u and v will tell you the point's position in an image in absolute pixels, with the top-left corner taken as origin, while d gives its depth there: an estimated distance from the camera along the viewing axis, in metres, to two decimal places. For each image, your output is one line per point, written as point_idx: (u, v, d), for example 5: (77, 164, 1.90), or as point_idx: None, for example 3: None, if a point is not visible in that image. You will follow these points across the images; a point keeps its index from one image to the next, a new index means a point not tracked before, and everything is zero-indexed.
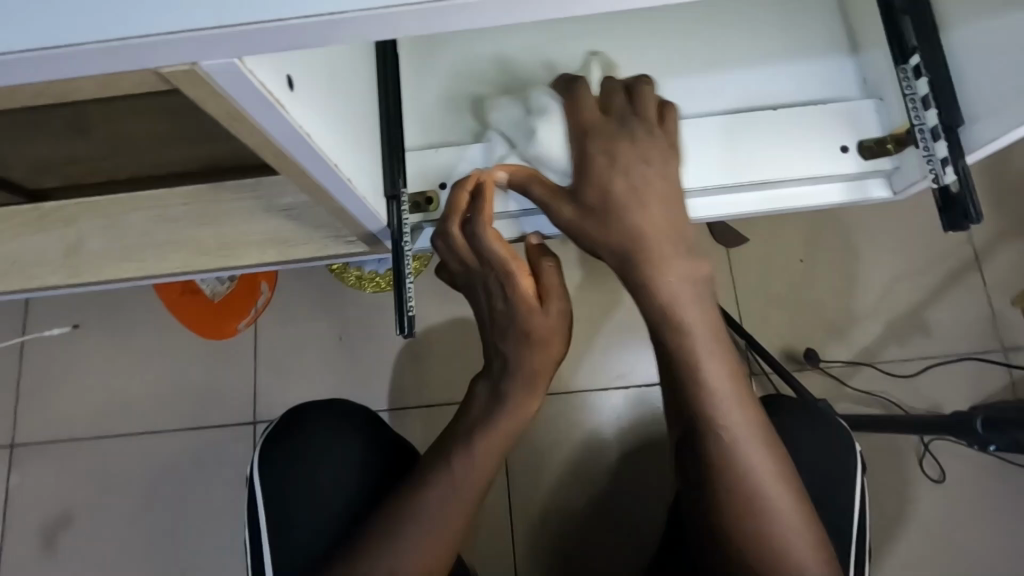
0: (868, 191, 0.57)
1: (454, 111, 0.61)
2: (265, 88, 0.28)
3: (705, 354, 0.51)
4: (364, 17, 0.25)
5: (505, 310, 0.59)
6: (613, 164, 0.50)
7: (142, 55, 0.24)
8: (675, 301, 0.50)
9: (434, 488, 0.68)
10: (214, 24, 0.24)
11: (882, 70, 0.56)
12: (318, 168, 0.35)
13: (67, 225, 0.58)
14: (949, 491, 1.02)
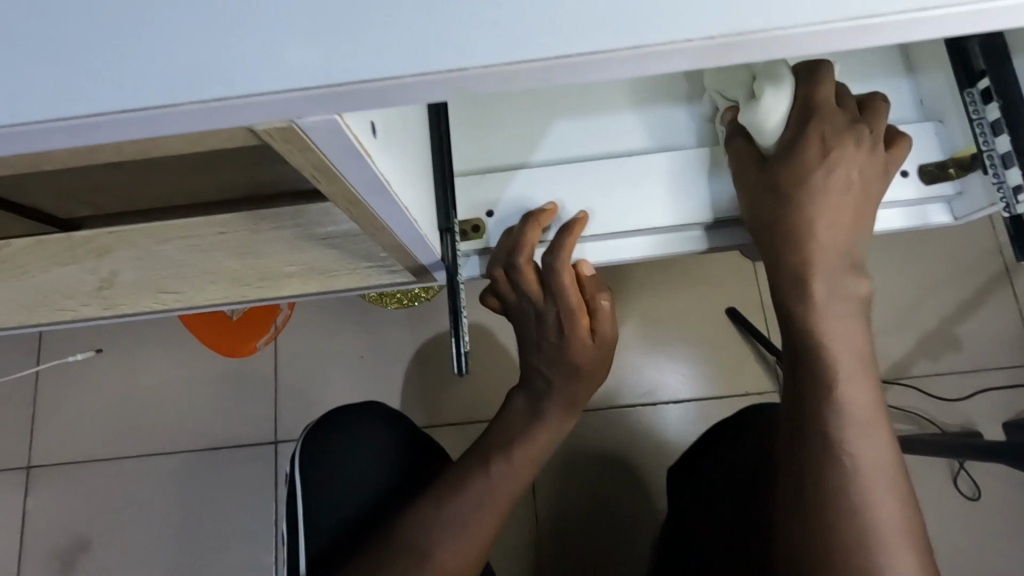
0: (927, 216, 0.55)
1: (500, 138, 0.60)
2: (357, 140, 0.27)
3: (843, 356, 0.48)
4: (476, 73, 0.23)
5: (560, 342, 0.62)
6: (832, 162, 0.47)
7: (240, 113, 0.24)
8: (825, 313, 0.48)
9: (470, 486, 0.67)
10: (319, 83, 0.23)
11: (941, 92, 0.54)
12: (391, 212, 0.34)
13: (100, 255, 0.56)
14: (986, 510, 1.00)
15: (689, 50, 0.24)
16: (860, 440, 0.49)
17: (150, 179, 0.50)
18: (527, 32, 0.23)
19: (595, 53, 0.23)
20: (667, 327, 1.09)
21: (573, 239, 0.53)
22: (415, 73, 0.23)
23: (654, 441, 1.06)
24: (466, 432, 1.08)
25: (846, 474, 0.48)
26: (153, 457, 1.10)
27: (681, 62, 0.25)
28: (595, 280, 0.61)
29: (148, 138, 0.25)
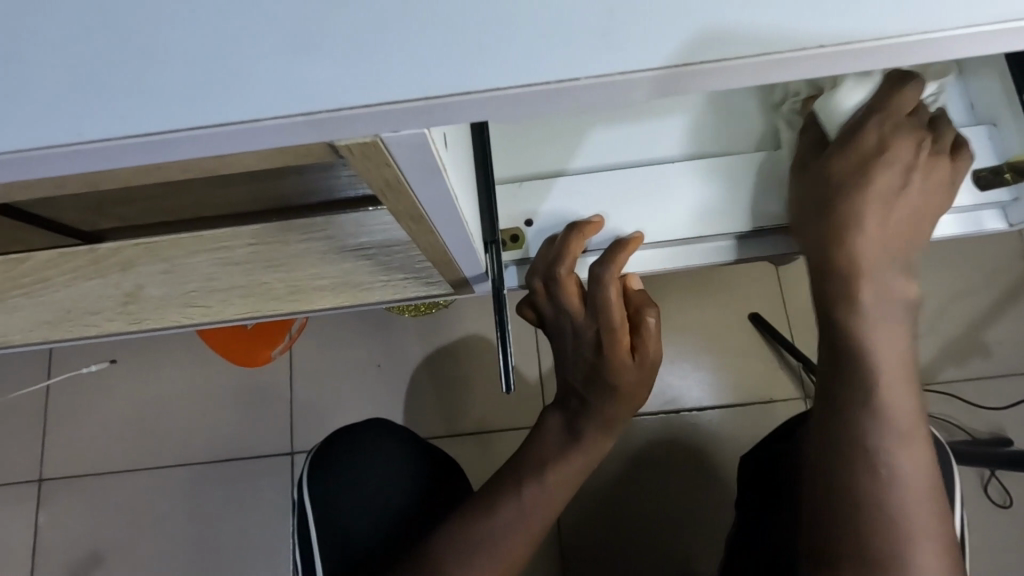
0: (982, 224, 0.53)
1: (538, 145, 0.58)
2: (438, 156, 0.26)
3: (883, 336, 0.47)
4: (590, 85, 0.22)
5: (598, 360, 0.60)
6: (890, 173, 0.43)
7: (324, 129, 0.22)
8: (872, 331, 0.47)
9: (501, 512, 0.66)
10: (417, 96, 0.22)
11: (995, 96, 0.52)
12: (451, 229, 0.33)
13: (126, 268, 0.55)
14: (1018, 517, 0.98)
15: (792, 58, 0.23)
16: (898, 452, 0.50)
17: (184, 192, 0.48)
18: (641, 42, 0.22)
19: (702, 63, 0.22)
20: (690, 334, 1.08)
21: (626, 257, 0.52)
22: (520, 84, 0.22)
23: (678, 450, 1.04)
24: (487, 442, 1.06)
25: (880, 484, 0.50)
26: (166, 469, 1.08)
27: (779, 73, 0.24)
28: (643, 295, 0.60)
29: (220, 156, 0.24)
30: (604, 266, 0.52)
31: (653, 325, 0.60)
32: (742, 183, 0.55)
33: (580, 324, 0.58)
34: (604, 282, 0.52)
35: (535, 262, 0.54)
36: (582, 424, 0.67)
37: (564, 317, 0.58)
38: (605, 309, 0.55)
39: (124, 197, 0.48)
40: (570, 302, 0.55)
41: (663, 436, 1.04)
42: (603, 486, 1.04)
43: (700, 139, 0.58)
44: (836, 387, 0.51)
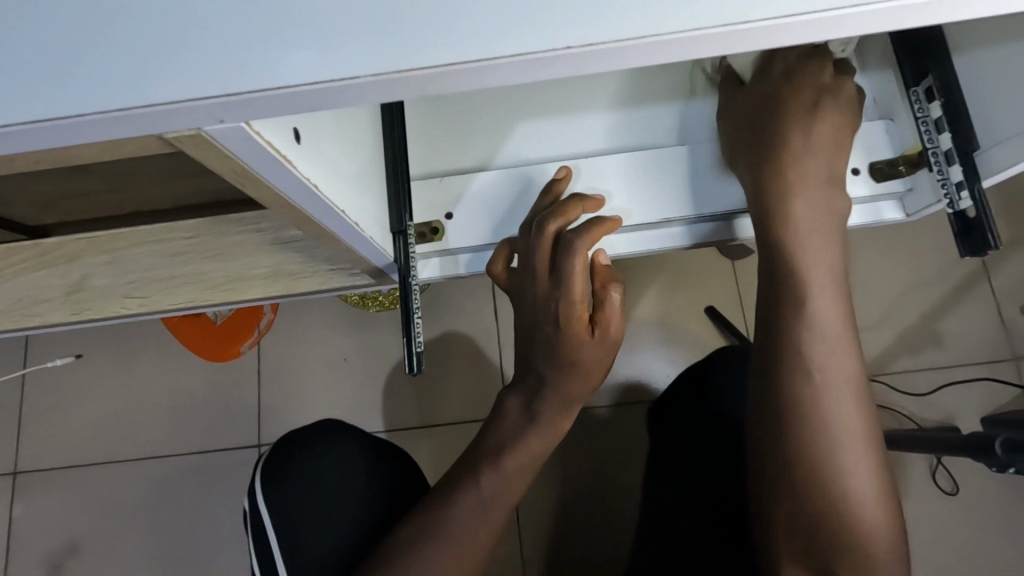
0: (880, 213, 0.56)
1: (462, 141, 0.63)
2: (272, 147, 0.29)
3: (818, 299, 0.50)
4: (372, 82, 0.26)
5: (556, 335, 0.57)
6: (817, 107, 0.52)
7: (147, 123, 0.26)
8: (811, 288, 0.50)
9: (459, 507, 0.66)
10: (220, 93, 0.25)
11: (892, 90, 0.55)
12: (325, 215, 0.36)
13: (70, 261, 0.56)
14: (964, 503, 1.00)
15: (547, 58, 0.27)
16: (850, 446, 0.51)
17: (118, 187, 0.51)
18: (401, 47, 0.26)
19: (464, 64, 0.26)
20: (649, 326, 1.10)
21: (602, 230, 0.54)
22: (311, 83, 0.26)
23: (637, 440, 1.06)
24: (450, 434, 1.09)
25: (841, 486, 0.51)
26: (139, 461, 1.11)
27: (547, 70, 0.28)
28: (608, 271, 0.59)
29: (66, 147, 0.27)
30: (588, 234, 0.53)
31: (615, 302, 0.58)
32: (649, 177, 0.59)
33: (539, 297, 0.57)
34: (580, 249, 0.53)
35: (531, 214, 0.57)
36: (537, 406, 0.66)
37: (528, 285, 0.57)
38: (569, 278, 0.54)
39: (62, 190, 0.51)
40: (542, 261, 0.55)
41: (621, 426, 1.07)
42: (563, 476, 1.05)
43: (627, 131, 0.61)
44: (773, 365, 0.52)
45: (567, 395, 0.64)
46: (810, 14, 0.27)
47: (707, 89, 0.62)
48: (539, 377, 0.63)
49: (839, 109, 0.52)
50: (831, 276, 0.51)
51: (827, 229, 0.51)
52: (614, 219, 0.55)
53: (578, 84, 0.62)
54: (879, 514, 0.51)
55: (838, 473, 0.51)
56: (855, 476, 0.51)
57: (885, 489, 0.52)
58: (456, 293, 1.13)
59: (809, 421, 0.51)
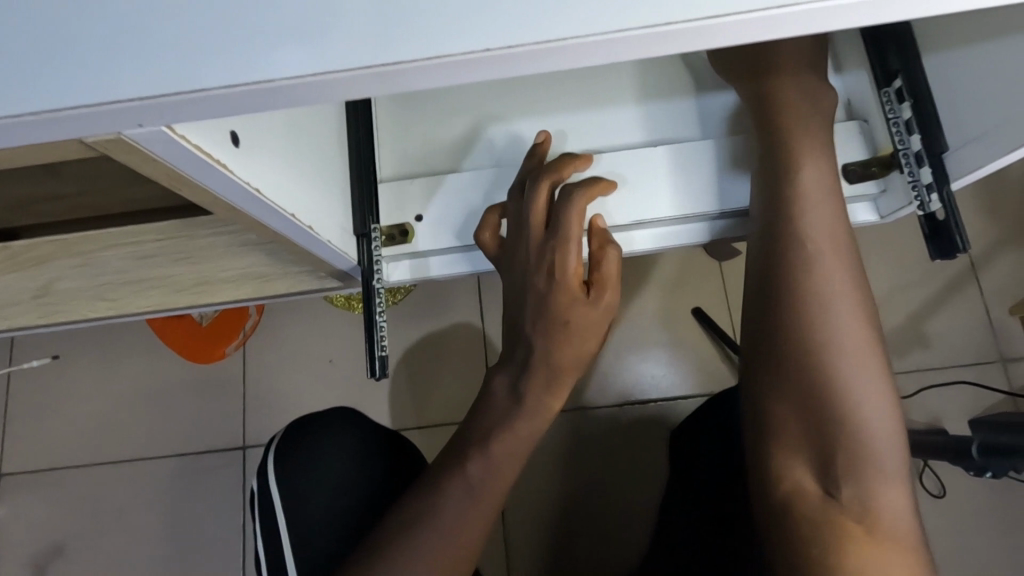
0: (855, 215, 0.56)
1: (435, 141, 0.62)
2: (201, 151, 0.30)
3: (816, 221, 0.50)
4: (291, 85, 0.27)
5: (551, 292, 0.57)
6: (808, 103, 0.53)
7: (66, 127, 0.27)
8: (808, 211, 0.50)
9: (449, 492, 0.62)
10: (133, 96, 0.26)
11: (865, 91, 0.55)
12: (272, 218, 0.37)
13: (39, 265, 0.56)
14: (950, 506, 0.98)
15: (472, 61, 0.27)
16: (855, 375, 0.48)
17: (83, 191, 0.51)
18: (302, 51, 0.26)
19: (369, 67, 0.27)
20: (638, 324, 1.08)
21: (598, 189, 0.55)
22: (224, 85, 0.26)
23: (624, 444, 1.04)
24: (435, 435, 1.08)
25: (843, 413, 0.48)
26: (123, 463, 1.11)
27: (475, 73, 0.28)
28: (605, 233, 0.57)
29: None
30: (587, 188, 0.55)
31: (611, 264, 0.57)
32: (624, 175, 0.58)
33: (533, 255, 0.56)
34: (579, 199, 0.54)
35: (519, 176, 0.58)
36: (524, 385, 0.63)
37: (522, 245, 0.57)
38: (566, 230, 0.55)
39: (27, 193, 0.50)
40: (536, 216, 0.56)
41: (608, 428, 1.04)
42: (549, 479, 1.03)
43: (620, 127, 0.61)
44: (770, 292, 0.51)
45: (559, 365, 0.61)
46: (741, 15, 0.27)
47: (681, 89, 0.62)
48: (528, 349, 0.61)
49: (826, 108, 0.53)
50: (833, 221, 0.51)
51: (825, 182, 0.52)
52: (609, 184, 0.56)
53: (552, 84, 0.62)
54: (890, 464, 0.47)
55: (840, 403, 0.48)
56: (864, 419, 0.47)
57: (894, 430, 0.48)
58: (442, 294, 1.13)
59: (805, 335, 0.49)
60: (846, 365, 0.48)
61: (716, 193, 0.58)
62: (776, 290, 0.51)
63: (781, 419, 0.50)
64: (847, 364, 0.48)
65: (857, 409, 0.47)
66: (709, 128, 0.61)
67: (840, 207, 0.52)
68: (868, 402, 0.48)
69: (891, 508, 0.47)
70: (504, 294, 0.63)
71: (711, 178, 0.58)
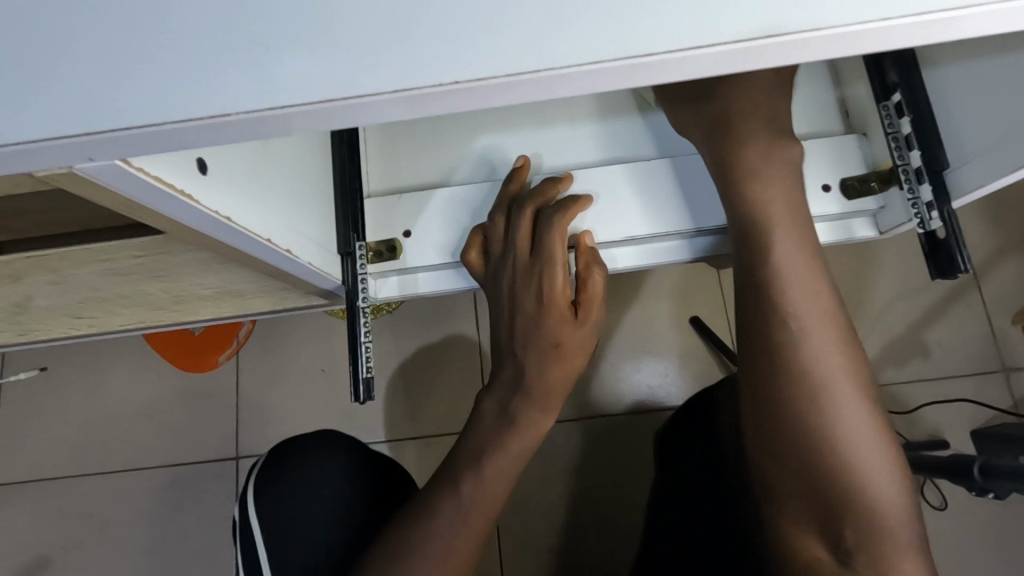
0: (853, 230, 0.54)
1: (415, 166, 0.61)
2: (163, 181, 0.29)
3: (795, 283, 0.49)
4: (250, 120, 0.26)
5: (537, 316, 0.58)
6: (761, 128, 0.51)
7: (16, 163, 0.25)
8: (788, 274, 0.49)
9: (442, 511, 0.62)
10: (79, 131, 0.25)
11: (865, 103, 0.54)
12: (248, 243, 0.36)
13: (14, 280, 0.54)
14: (955, 520, 0.96)
15: (454, 90, 0.26)
16: (847, 430, 0.49)
17: (59, 207, 0.50)
18: (259, 83, 0.25)
19: (334, 101, 0.26)
20: (633, 334, 1.06)
21: (580, 207, 0.55)
22: (174, 120, 0.25)
23: (620, 454, 1.02)
24: (428, 445, 1.07)
25: (843, 471, 0.49)
26: (115, 473, 1.10)
27: (454, 103, 0.27)
28: (592, 252, 0.57)
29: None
30: (564, 213, 0.54)
31: (598, 284, 0.57)
32: (610, 194, 0.57)
33: (518, 281, 0.57)
34: (559, 227, 0.54)
35: (499, 196, 0.58)
36: (514, 407, 0.63)
37: (506, 267, 0.57)
38: (550, 254, 0.55)
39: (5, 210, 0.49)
40: (519, 241, 0.56)
41: (604, 438, 1.03)
42: (544, 490, 1.02)
43: (582, 147, 0.60)
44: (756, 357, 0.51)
45: (550, 385, 0.61)
46: (738, 43, 0.26)
47: None
48: (518, 369, 0.61)
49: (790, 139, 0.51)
50: (805, 246, 0.50)
51: (795, 207, 0.50)
52: (588, 200, 0.55)
53: (528, 106, 0.61)
54: (895, 513, 0.49)
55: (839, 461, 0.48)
56: (852, 442, 0.49)
57: (894, 474, 0.49)
58: (436, 303, 1.11)
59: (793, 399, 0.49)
60: (828, 392, 0.49)
61: (684, 213, 0.57)
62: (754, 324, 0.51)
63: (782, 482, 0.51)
64: (832, 407, 0.48)
65: (845, 434, 0.48)
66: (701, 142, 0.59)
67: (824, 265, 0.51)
68: (853, 424, 0.49)
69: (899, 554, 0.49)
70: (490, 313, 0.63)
71: (681, 198, 0.57)
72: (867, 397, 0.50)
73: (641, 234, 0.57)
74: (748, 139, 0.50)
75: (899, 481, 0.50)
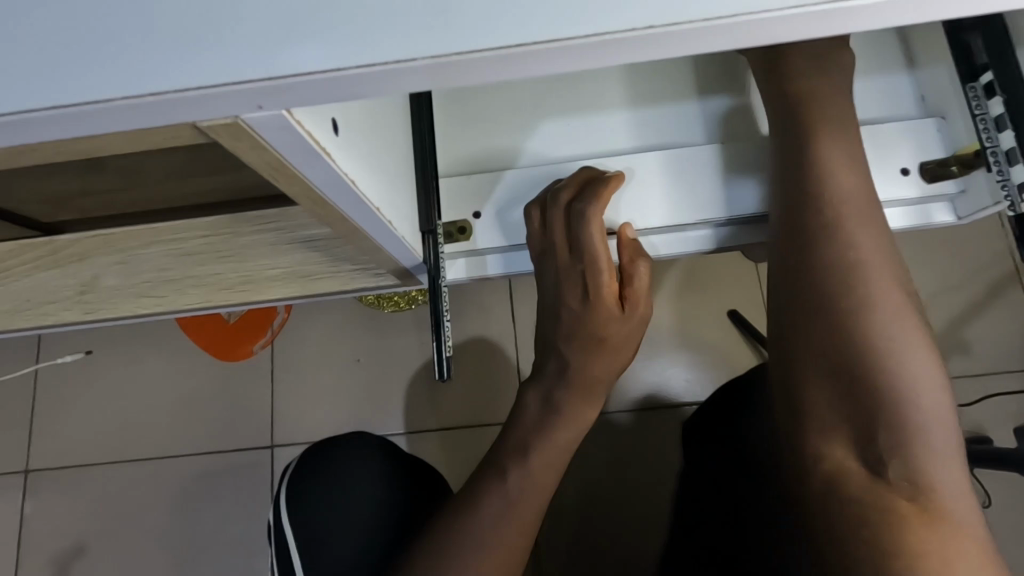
0: (930, 215, 0.56)
1: (479, 143, 0.62)
2: (313, 137, 0.28)
3: (847, 199, 0.49)
4: (430, 66, 0.24)
5: (582, 312, 0.59)
6: (818, 80, 0.52)
7: (179, 111, 0.24)
8: (836, 188, 0.49)
9: (488, 502, 0.61)
10: (259, 77, 0.23)
11: (943, 88, 0.54)
12: (359, 211, 0.36)
13: (82, 260, 0.54)
14: (1005, 520, 0.93)
15: (624, 40, 0.24)
16: (899, 347, 0.46)
17: (133, 183, 0.49)
18: (433, 28, 0.24)
19: (523, 47, 0.24)
20: (670, 328, 1.05)
21: (611, 193, 0.54)
22: (358, 65, 0.23)
23: (657, 448, 1.01)
24: (463, 436, 1.06)
25: (892, 386, 0.46)
26: (151, 461, 1.10)
27: (598, 59, 0.25)
28: (635, 244, 0.57)
29: (91, 136, 0.26)
30: (597, 207, 0.53)
31: (644, 277, 0.58)
32: (670, 177, 0.58)
33: (563, 275, 0.58)
34: (594, 221, 0.53)
35: (544, 190, 0.58)
36: (560, 396, 0.63)
37: (550, 264, 0.58)
38: (590, 251, 0.56)
39: (76, 189, 0.49)
40: (557, 236, 0.56)
41: (640, 430, 1.02)
42: (580, 484, 1.01)
43: (634, 133, 0.60)
44: (802, 264, 0.50)
45: (594, 375, 0.62)
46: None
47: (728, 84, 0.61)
48: (563, 360, 0.62)
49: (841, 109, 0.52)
50: (856, 173, 0.50)
51: (845, 139, 0.51)
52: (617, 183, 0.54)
53: (588, 80, 0.60)
54: (944, 451, 0.45)
55: (887, 375, 0.46)
56: (899, 355, 0.46)
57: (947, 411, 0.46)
58: (470, 293, 1.11)
59: (841, 307, 0.47)
60: (880, 304, 0.47)
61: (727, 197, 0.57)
62: (815, 284, 0.49)
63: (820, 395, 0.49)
64: (883, 321, 0.47)
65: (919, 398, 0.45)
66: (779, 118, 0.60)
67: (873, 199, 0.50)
68: (897, 329, 0.47)
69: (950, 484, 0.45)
70: (537, 306, 0.64)
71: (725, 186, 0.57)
72: (920, 329, 0.48)
73: (704, 218, 0.57)
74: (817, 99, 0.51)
75: (959, 454, 0.46)
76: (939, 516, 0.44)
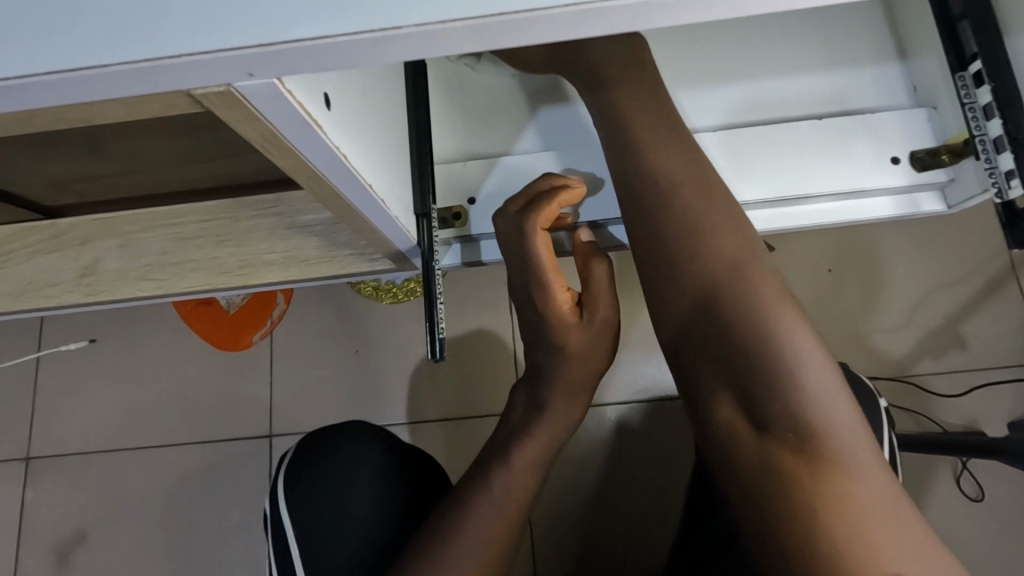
0: (920, 204, 0.58)
1: (473, 131, 0.65)
2: (304, 109, 0.29)
3: (673, 171, 0.52)
4: (415, 34, 0.24)
5: (546, 325, 0.60)
6: (627, 74, 0.56)
7: (174, 77, 0.25)
8: (663, 163, 0.53)
9: (474, 505, 0.61)
10: (250, 44, 0.24)
11: (935, 77, 0.57)
12: (351, 187, 0.37)
13: (85, 243, 0.55)
14: (998, 514, 0.94)
15: (606, 9, 0.25)
16: (750, 293, 0.48)
17: (133, 166, 0.50)
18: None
19: (504, 16, 0.24)
20: None
21: (553, 207, 0.54)
22: (346, 33, 0.24)
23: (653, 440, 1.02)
24: (460, 427, 1.07)
25: (750, 332, 0.46)
26: (150, 450, 1.11)
27: (582, 29, 0.26)
28: (588, 248, 0.60)
29: (92, 104, 0.26)
30: (535, 224, 0.54)
31: (601, 276, 0.59)
32: None
33: (524, 287, 0.60)
34: (532, 239, 0.54)
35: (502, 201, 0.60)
36: (545, 397, 0.66)
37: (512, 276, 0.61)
38: (536, 265, 0.57)
39: (76, 172, 0.49)
40: (508, 250, 0.58)
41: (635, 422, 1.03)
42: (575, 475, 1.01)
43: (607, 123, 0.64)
44: (654, 237, 0.52)
45: (574, 378, 0.64)
46: None
47: (711, 74, 0.62)
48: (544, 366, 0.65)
49: (655, 98, 0.55)
50: (684, 149, 0.54)
51: (667, 121, 0.55)
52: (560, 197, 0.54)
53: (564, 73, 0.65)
54: (823, 385, 0.45)
55: (741, 324, 0.47)
56: (750, 301, 0.47)
57: (814, 344, 0.46)
58: (468, 285, 1.11)
59: (689, 272, 0.50)
60: (719, 259, 0.50)
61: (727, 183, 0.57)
62: (671, 249, 0.51)
63: (698, 365, 0.50)
64: (732, 273, 0.49)
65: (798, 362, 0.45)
66: (770, 107, 0.61)
67: (706, 170, 0.53)
68: (744, 278, 0.49)
69: (839, 418, 0.44)
70: (516, 319, 0.66)
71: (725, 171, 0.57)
72: (768, 273, 0.49)
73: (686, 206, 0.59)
74: (632, 93, 0.55)
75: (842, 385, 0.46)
76: (832, 451, 0.43)
